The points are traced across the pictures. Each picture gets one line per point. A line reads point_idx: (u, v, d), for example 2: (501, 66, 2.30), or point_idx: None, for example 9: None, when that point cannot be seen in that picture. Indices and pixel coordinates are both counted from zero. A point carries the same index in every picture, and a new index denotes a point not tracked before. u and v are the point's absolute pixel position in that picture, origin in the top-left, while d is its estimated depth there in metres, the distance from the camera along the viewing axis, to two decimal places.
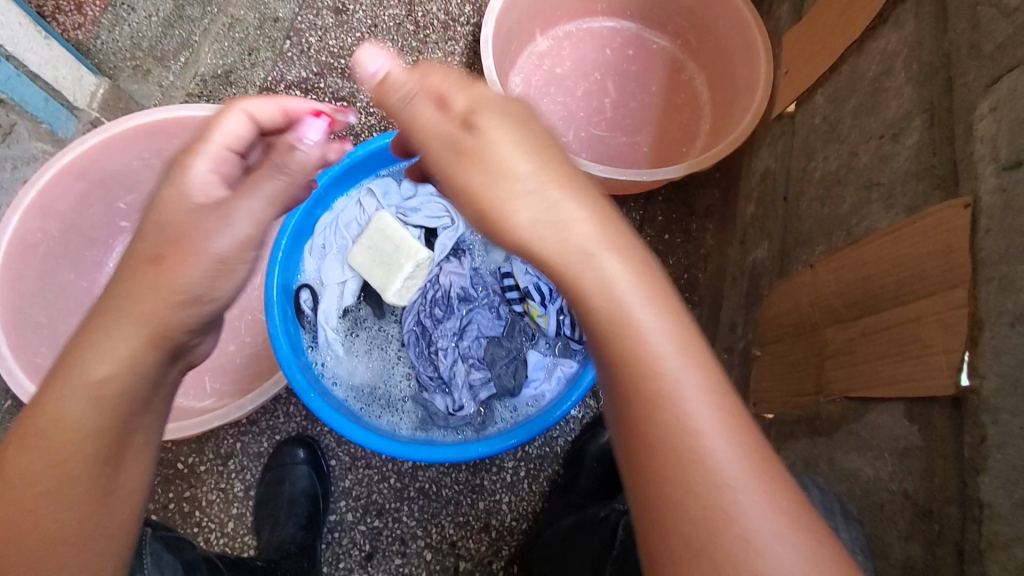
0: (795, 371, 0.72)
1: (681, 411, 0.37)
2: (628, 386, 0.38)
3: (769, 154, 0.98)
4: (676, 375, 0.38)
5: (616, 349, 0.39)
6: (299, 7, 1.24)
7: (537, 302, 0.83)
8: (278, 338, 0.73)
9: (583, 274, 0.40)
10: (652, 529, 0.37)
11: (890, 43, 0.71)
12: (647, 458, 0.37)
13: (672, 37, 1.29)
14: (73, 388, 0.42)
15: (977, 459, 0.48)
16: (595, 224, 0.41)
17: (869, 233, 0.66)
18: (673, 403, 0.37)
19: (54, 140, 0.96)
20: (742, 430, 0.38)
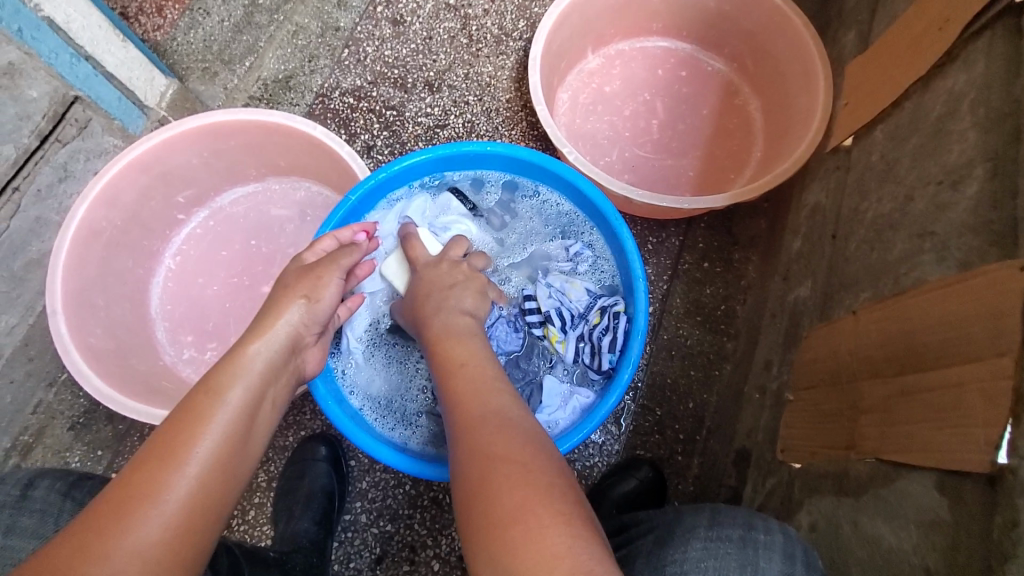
0: (827, 421, 0.68)
1: (515, 420, 0.57)
2: (476, 402, 0.59)
3: (820, 188, 0.94)
4: (517, 408, 0.59)
5: (473, 387, 0.61)
6: (360, 18, 1.29)
7: (556, 327, 0.85)
8: None
9: (463, 352, 0.66)
10: (479, 497, 0.50)
11: (958, 83, 0.68)
12: (491, 442, 0.54)
13: (728, 60, 1.25)
14: (202, 426, 0.56)
15: (1006, 544, 0.44)
16: (470, 343, 0.67)
17: (918, 284, 0.61)
18: (512, 416, 0.57)
19: (124, 136, 1.03)
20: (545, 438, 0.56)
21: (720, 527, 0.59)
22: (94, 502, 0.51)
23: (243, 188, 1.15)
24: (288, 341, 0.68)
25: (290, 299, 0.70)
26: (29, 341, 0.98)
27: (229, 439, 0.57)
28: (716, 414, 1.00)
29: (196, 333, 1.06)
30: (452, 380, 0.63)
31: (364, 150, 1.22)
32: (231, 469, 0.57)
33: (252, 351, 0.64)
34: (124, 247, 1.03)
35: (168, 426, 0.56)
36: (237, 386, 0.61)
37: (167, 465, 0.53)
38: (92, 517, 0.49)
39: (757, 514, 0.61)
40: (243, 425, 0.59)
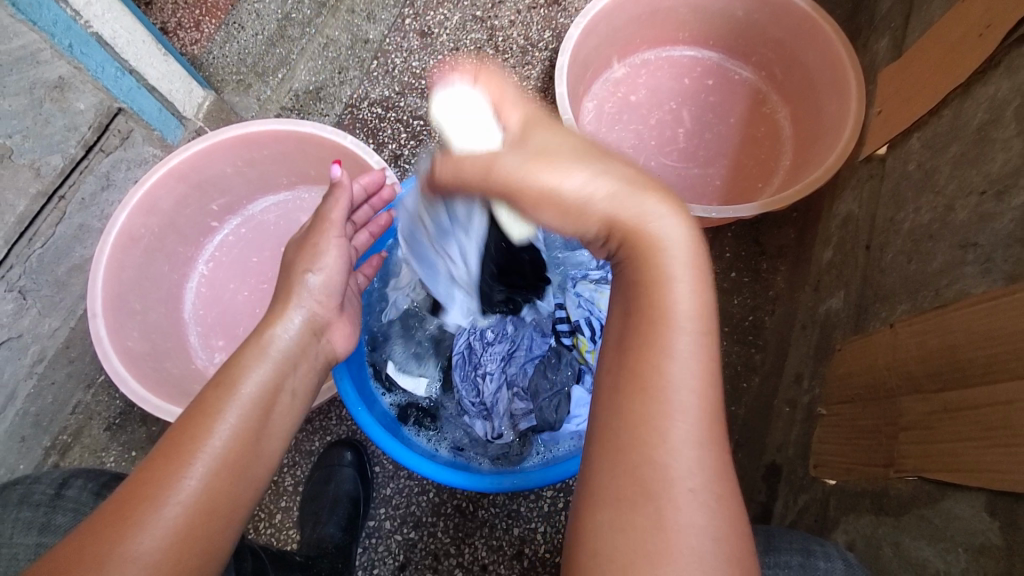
0: (863, 437, 0.67)
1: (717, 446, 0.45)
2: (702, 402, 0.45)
3: (853, 198, 0.92)
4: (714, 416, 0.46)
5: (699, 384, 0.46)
6: (388, 30, 1.32)
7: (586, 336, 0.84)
8: None
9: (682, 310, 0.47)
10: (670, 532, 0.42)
11: (1002, 90, 0.66)
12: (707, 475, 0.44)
13: (756, 68, 1.24)
14: (215, 423, 0.56)
15: None
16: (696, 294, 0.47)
17: (961, 296, 0.60)
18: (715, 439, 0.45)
19: (163, 145, 1.06)
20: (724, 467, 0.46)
21: (778, 554, 0.57)
22: (112, 497, 0.52)
23: (275, 196, 1.17)
24: (306, 329, 0.68)
25: (296, 276, 0.70)
26: (71, 343, 1.02)
27: (241, 430, 0.57)
28: (745, 427, 0.98)
29: (228, 338, 1.09)
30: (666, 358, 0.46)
31: (391, 160, 1.23)
32: (244, 458, 0.56)
33: (265, 339, 0.65)
34: (161, 253, 1.07)
35: (181, 423, 0.56)
36: (250, 380, 0.60)
37: (178, 462, 0.53)
38: (109, 514, 0.50)
39: (818, 541, 0.59)
40: (256, 417, 0.59)
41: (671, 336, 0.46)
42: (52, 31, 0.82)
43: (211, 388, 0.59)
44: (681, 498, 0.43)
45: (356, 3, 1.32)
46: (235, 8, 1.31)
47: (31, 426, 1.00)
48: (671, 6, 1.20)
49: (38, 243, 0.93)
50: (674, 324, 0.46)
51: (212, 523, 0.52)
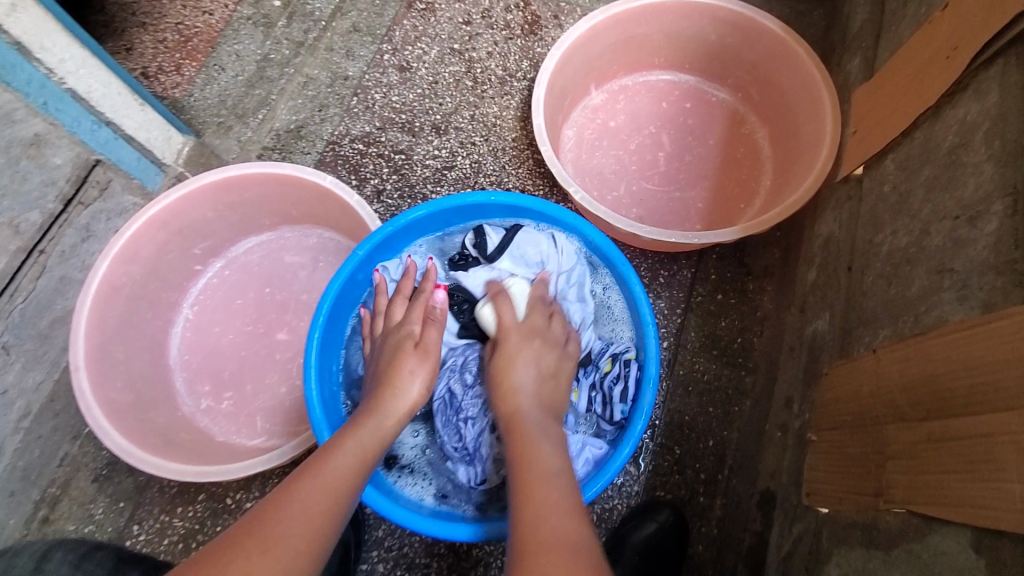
0: (853, 465, 0.66)
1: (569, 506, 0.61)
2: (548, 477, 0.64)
3: (833, 219, 0.92)
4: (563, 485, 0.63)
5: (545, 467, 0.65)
6: (367, 67, 1.33)
7: None
8: (312, 403, 0.78)
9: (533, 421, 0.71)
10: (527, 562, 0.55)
11: (970, 114, 0.67)
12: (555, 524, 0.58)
13: (732, 90, 1.25)
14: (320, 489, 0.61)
15: None
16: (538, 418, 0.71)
17: (940, 323, 0.59)
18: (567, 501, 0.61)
19: (144, 194, 1.07)
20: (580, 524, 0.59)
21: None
22: (228, 533, 0.57)
23: (258, 237, 1.17)
24: (400, 417, 0.73)
25: (399, 370, 0.76)
26: (55, 396, 1.00)
27: (336, 491, 0.62)
28: (738, 452, 0.97)
29: (214, 383, 1.07)
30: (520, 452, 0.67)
31: (374, 195, 1.23)
32: (332, 518, 0.60)
33: (378, 413, 0.72)
34: (143, 300, 1.06)
35: (290, 481, 0.62)
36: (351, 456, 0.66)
37: (290, 518, 0.58)
38: (225, 546, 0.55)
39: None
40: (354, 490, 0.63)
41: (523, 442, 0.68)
42: (26, 91, 0.84)
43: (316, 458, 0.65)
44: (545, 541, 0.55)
45: (334, 41, 1.35)
46: (215, 51, 1.33)
47: (19, 480, 0.98)
48: (645, 33, 1.21)
49: (19, 297, 0.91)
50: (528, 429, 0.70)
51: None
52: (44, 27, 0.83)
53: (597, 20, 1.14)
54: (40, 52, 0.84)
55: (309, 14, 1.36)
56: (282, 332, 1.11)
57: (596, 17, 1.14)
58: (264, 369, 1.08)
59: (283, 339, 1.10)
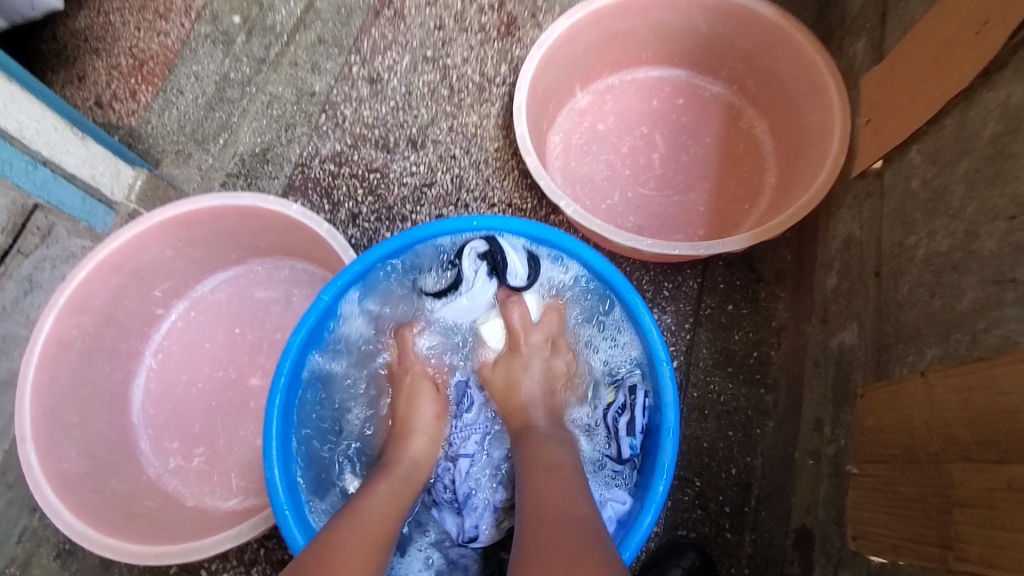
0: (905, 507, 0.57)
1: None
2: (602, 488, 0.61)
3: (851, 218, 0.84)
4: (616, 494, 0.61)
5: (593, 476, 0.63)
6: (335, 81, 1.24)
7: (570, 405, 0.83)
8: (274, 480, 0.73)
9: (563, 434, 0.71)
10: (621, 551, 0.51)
11: (1014, 96, 0.58)
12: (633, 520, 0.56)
13: (727, 82, 1.17)
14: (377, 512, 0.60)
15: None
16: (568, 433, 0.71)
17: (1007, 346, 0.51)
18: None
19: (92, 236, 0.98)
20: None
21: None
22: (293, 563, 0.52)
23: (225, 273, 1.08)
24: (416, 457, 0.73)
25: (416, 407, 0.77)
26: (6, 468, 0.90)
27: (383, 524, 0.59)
28: (764, 480, 0.88)
29: (182, 439, 0.98)
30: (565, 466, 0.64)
31: (349, 219, 1.14)
32: (391, 537, 0.59)
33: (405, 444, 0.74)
34: (100, 353, 0.96)
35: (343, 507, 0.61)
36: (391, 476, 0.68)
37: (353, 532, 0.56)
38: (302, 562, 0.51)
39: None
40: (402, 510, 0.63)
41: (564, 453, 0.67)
42: None
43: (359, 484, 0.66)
44: None
45: (299, 56, 1.26)
46: (172, 73, 1.24)
47: None
48: (631, 27, 1.12)
49: None
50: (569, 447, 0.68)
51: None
52: None
53: (578, 16, 1.05)
54: None
55: (269, 27, 1.27)
56: (256, 377, 1.01)
57: (576, 13, 1.05)
58: (238, 420, 0.99)
59: (257, 385, 1.01)
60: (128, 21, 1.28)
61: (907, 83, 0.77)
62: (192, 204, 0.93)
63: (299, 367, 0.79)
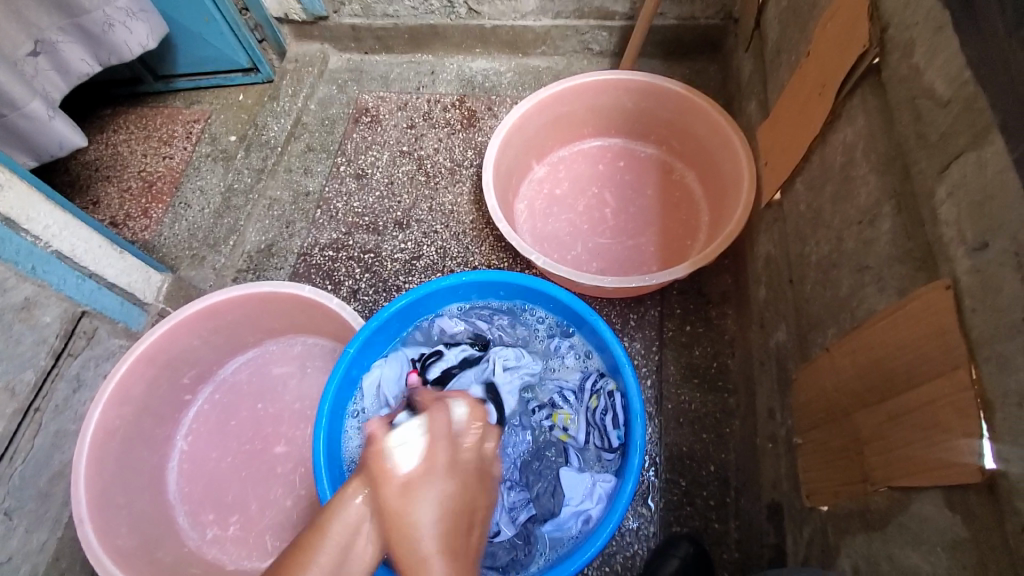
0: (838, 458, 0.71)
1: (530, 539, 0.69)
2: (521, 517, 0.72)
3: (767, 240, 1.03)
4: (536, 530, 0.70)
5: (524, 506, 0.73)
6: (326, 180, 1.44)
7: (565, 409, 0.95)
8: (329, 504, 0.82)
9: None
10: None
11: (848, 136, 0.80)
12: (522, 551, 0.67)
13: (656, 144, 1.40)
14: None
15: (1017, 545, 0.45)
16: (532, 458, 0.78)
17: (871, 314, 0.68)
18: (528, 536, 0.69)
19: (129, 334, 1.11)
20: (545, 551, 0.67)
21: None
22: None
23: (243, 355, 1.21)
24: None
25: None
26: (60, 555, 0.96)
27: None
28: (739, 471, 1.00)
29: (217, 510, 1.06)
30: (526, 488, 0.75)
31: (351, 295, 1.29)
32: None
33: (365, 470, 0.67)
34: (139, 439, 1.07)
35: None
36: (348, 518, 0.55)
37: None
38: None
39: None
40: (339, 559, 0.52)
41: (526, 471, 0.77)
42: (15, 260, 0.91)
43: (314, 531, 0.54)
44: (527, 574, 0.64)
45: (292, 162, 1.47)
46: (179, 190, 1.42)
47: None
48: (571, 111, 1.36)
49: (19, 459, 0.91)
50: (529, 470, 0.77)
51: None
52: (30, 200, 0.93)
53: (527, 106, 1.28)
54: (27, 222, 0.92)
55: (264, 142, 1.47)
56: (280, 445, 1.12)
57: (524, 105, 1.28)
58: (267, 486, 1.08)
59: (281, 452, 1.11)
60: (135, 150, 1.49)
61: (785, 133, 1.00)
62: (219, 295, 1.08)
63: (336, 414, 0.91)
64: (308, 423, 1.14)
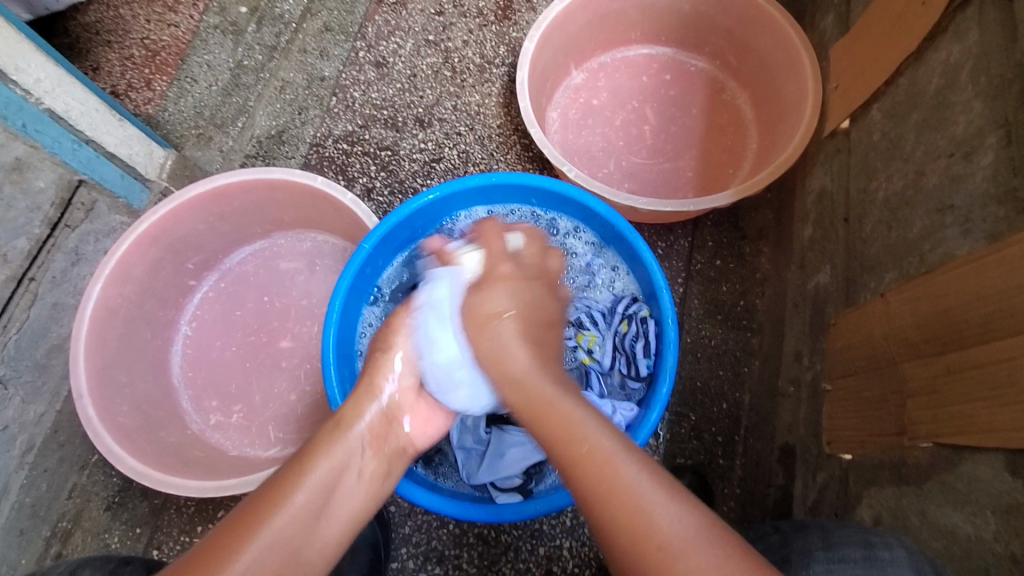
0: (872, 408, 0.67)
1: (586, 441, 0.56)
2: (552, 422, 0.59)
3: (824, 172, 0.94)
4: (586, 421, 0.58)
5: (545, 405, 0.61)
6: (343, 65, 1.32)
7: (591, 330, 0.91)
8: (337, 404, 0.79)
9: (490, 339, 0.67)
10: (588, 494, 0.54)
11: (952, 54, 0.69)
12: (580, 463, 0.55)
13: (710, 58, 1.26)
14: (255, 527, 0.56)
15: None
16: (534, 331, 0.68)
17: (947, 259, 0.62)
18: (583, 439, 0.56)
19: (129, 212, 1.06)
20: (607, 434, 0.57)
21: (838, 549, 0.55)
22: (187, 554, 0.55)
23: (250, 246, 1.16)
24: (386, 415, 0.69)
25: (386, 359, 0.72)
26: (58, 428, 0.97)
27: (305, 512, 0.58)
28: (753, 412, 0.97)
29: (221, 398, 1.06)
30: (549, 410, 0.60)
31: (364, 194, 1.22)
32: (255, 549, 0.55)
33: (354, 412, 0.67)
34: (142, 320, 1.04)
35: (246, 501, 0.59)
36: (323, 457, 0.62)
37: (243, 540, 0.55)
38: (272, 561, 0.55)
39: (874, 531, 0.56)
40: (321, 496, 0.60)
41: (517, 365, 0.65)
42: (3, 113, 0.82)
43: (301, 450, 0.64)
44: (638, 493, 0.51)
45: (307, 42, 1.33)
46: (184, 62, 1.29)
47: (28, 518, 0.94)
48: (621, 8, 1.21)
49: (14, 328, 0.89)
50: (515, 357, 0.66)
51: (305, 552, 0.57)
52: (18, 48, 0.83)
53: None
54: (16, 73, 0.83)
55: (278, 17, 1.33)
56: (286, 339, 1.09)
57: None
58: (271, 378, 1.07)
59: (287, 346, 1.09)
60: (139, 14, 1.32)
61: (868, 49, 0.88)
62: (223, 176, 1.00)
63: (348, 311, 0.87)
64: (314, 320, 1.11)
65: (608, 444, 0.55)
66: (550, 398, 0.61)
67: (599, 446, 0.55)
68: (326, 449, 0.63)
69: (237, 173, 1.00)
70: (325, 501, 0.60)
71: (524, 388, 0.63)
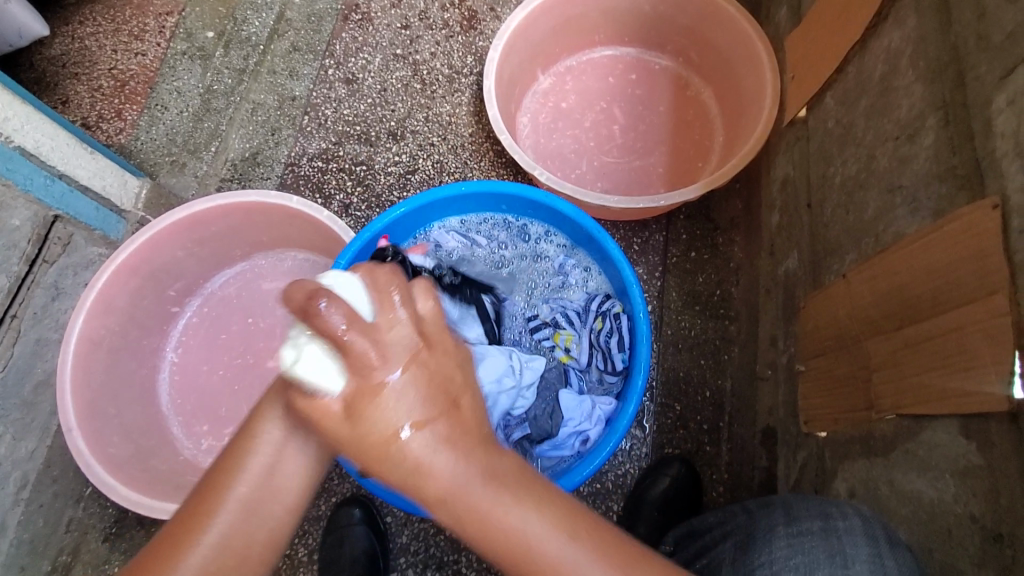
0: (842, 386, 0.69)
1: (541, 559, 0.46)
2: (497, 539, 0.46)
3: (786, 161, 0.97)
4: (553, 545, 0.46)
5: (475, 514, 0.46)
6: (313, 84, 1.33)
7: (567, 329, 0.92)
8: None
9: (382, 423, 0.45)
10: None
11: (894, 41, 0.72)
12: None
13: (673, 55, 1.29)
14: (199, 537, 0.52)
15: None
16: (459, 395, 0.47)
17: (898, 238, 0.65)
18: (539, 559, 0.46)
19: (107, 243, 1.06)
20: (578, 550, 0.46)
21: (798, 523, 0.57)
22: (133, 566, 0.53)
23: (232, 269, 1.16)
24: None
25: None
26: (51, 463, 0.96)
27: (242, 504, 0.53)
28: (735, 398, 0.99)
29: (211, 422, 1.06)
30: (482, 522, 0.46)
31: (342, 210, 1.23)
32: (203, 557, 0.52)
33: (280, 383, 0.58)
34: (126, 349, 1.04)
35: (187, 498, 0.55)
36: (256, 445, 0.54)
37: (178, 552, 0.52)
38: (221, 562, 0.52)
39: (830, 503, 0.59)
40: (261, 488, 0.54)
41: (419, 459, 0.45)
42: None
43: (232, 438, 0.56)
44: None
45: (276, 63, 1.34)
46: (154, 91, 1.30)
47: (28, 554, 0.94)
48: (583, 12, 1.24)
49: None
50: (439, 448, 0.45)
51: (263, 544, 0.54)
52: None
53: (533, 6, 1.16)
54: None
55: (245, 40, 1.34)
56: (273, 359, 1.10)
57: (532, 4, 1.16)
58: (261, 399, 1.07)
59: (274, 366, 1.10)
60: (104, 45, 1.33)
61: (819, 40, 0.91)
62: (199, 202, 1.01)
63: None
64: None
65: (574, 564, 0.46)
66: (486, 512, 0.46)
67: (565, 568, 0.46)
68: (261, 435, 0.55)
69: (212, 197, 1.01)
70: (280, 482, 0.54)
71: (447, 491, 0.46)
